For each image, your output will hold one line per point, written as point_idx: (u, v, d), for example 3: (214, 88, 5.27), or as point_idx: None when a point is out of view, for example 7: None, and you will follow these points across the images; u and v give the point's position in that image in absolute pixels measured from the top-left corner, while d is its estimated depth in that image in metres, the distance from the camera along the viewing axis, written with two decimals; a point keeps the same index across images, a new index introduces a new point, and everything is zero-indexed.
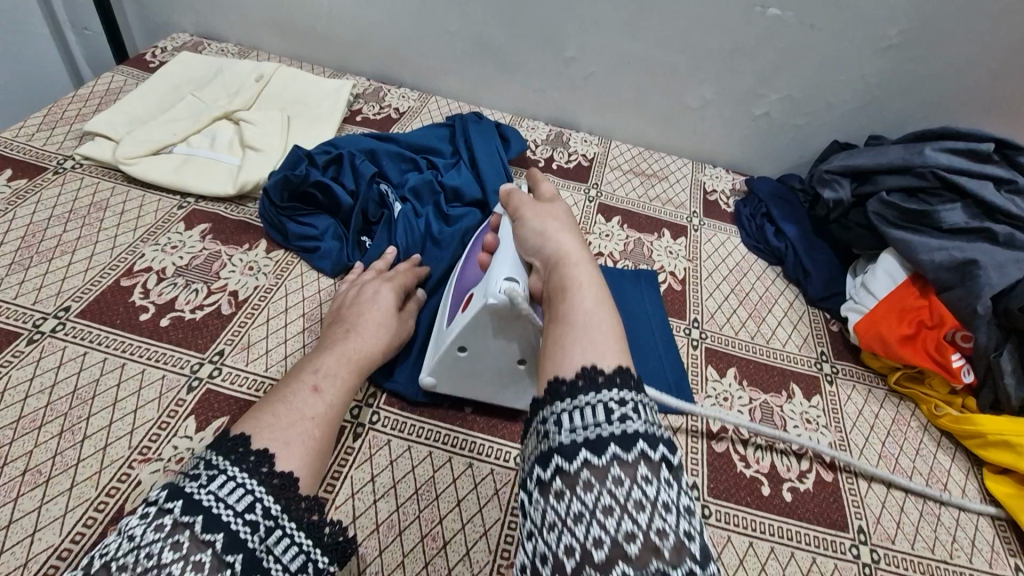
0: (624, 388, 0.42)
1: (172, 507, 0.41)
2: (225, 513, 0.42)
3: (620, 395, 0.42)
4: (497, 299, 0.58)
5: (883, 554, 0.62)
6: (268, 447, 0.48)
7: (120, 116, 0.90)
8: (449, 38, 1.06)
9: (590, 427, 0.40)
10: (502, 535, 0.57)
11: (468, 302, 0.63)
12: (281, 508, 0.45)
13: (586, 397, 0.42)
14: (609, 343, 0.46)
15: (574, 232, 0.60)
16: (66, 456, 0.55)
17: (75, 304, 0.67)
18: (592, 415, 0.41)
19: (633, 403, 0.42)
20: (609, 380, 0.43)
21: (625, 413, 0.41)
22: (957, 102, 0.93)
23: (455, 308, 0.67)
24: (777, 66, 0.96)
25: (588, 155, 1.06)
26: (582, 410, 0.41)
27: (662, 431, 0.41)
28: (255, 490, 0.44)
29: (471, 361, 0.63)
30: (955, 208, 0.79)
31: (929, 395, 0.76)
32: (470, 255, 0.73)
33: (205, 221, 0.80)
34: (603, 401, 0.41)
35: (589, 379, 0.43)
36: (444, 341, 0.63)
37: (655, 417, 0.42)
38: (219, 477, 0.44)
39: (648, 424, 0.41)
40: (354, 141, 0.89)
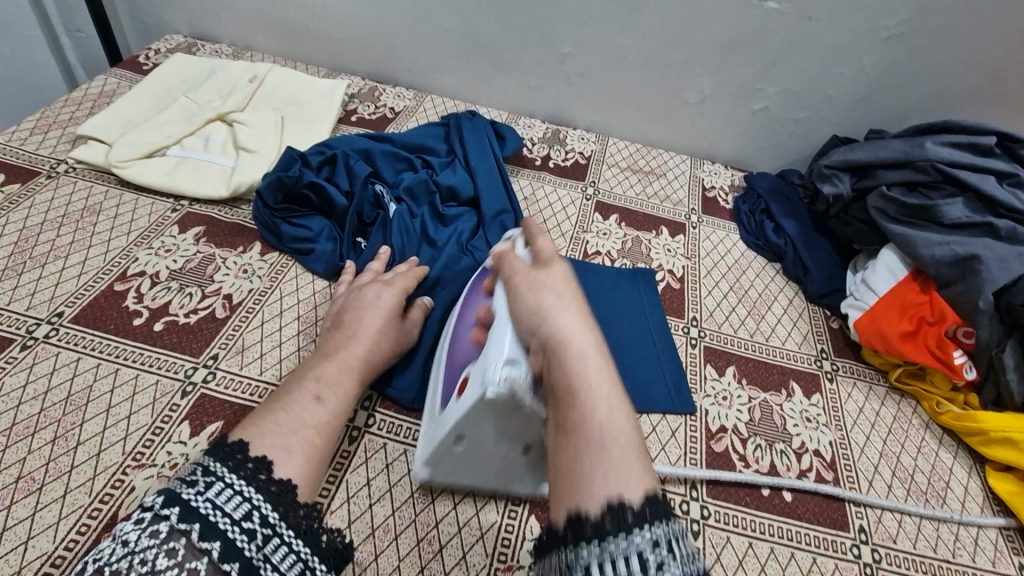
0: (658, 525, 0.38)
1: (169, 514, 0.40)
2: (223, 521, 0.41)
3: (654, 535, 0.37)
4: (496, 391, 0.51)
5: (884, 553, 0.61)
6: (266, 454, 0.47)
7: (113, 119, 0.89)
8: (444, 35, 1.05)
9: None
10: (497, 540, 0.56)
11: (465, 385, 0.56)
12: (279, 516, 0.44)
13: (618, 545, 0.37)
14: (633, 465, 0.41)
15: (575, 301, 0.51)
16: (60, 463, 0.55)
17: (68, 310, 0.67)
18: (625, 567, 0.36)
19: (666, 543, 0.37)
20: (638, 519, 0.38)
21: (660, 559, 0.37)
22: (958, 95, 0.92)
23: (451, 386, 0.60)
24: (776, 59, 0.94)
25: (585, 153, 1.05)
26: (614, 559, 0.37)
27: (699, 563, 0.38)
28: (253, 498, 0.44)
29: (470, 451, 0.57)
30: (957, 202, 0.78)
31: (931, 392, 0.75)
32: (462, 318, 0.65)
33: (199, 224, 0.79)
34: (636, 549, 0.37)
35: (617, 517, 0.38)
36: (441, 429, 0.57)
37: (689, 549, 0.38)
38: (216, 485, 0.43)
39: (684, 563, 0.37)
40: (348, 141, 0.88)
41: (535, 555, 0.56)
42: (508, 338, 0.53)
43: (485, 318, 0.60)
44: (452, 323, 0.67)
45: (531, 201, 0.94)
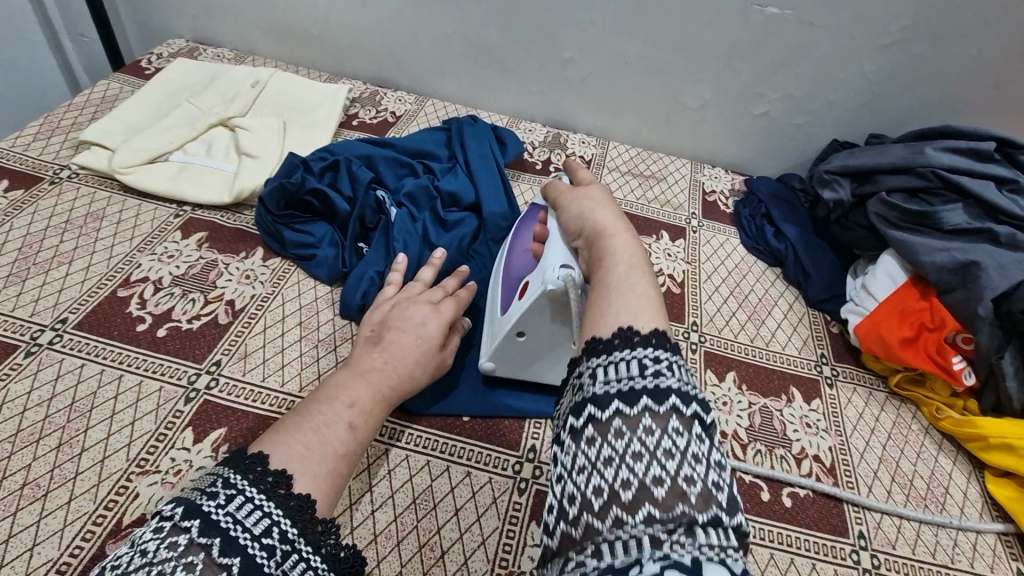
0: (659, 347, 0.41)
1: (189, 527, 0.40)
2: (242, 536, 0.41)
3: (654, 352, 0.41)
4: (555, 286, 0.59)
5: (884, 559, 0.61)
6: (286, 468, 0.46)
7: (115, 124, 0.90)
8: (445, 40, 1.06)
9: (624, 381, 0.39)
10: (499, 545, 0.57)
11: (525, 288, 0.64)
12: (298, 532, 0.43)
13: (622, 353, 0.41)
14: (648, 306, 0.44)
15: (615, 209, 0.58)
16: (64, 469, 0.55)
17: (71, 316, 0.67)
18: (627, 370, 0.40)
19: (668, 362, 0.40)
20: (644, 339, 0.41)
21: (659, 369, 0.40)
22: (958, 100, 0.92)
23: (508, 295, 0.68)
24: (776, 64, 0.95)
25: (586, 157, 1.06)
26: (617, 365, 0.40)
27: (698, 388, 0.41)
28: (272, 513, 0.43)
29: (528, 343, 0.65)
30: (957, 208, 0.79)
31: (930, 397, 0.75)
32: (517, 243, 0.73)
33: (202, 229, 0.80)
34: (637, 358, 0.40)
35: (625, 337, 0.42)
36: (501, 328, 0.65)
37: (691, 378, 0.41)
38: (237, 498, 0.43)
39: (683, 381, 0.40)
40: (350, 147, 0.89)
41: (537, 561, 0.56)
42: (566, 245, 0.61)
43: (540, 235, 0.68)
44: (506, 249, 0.75)
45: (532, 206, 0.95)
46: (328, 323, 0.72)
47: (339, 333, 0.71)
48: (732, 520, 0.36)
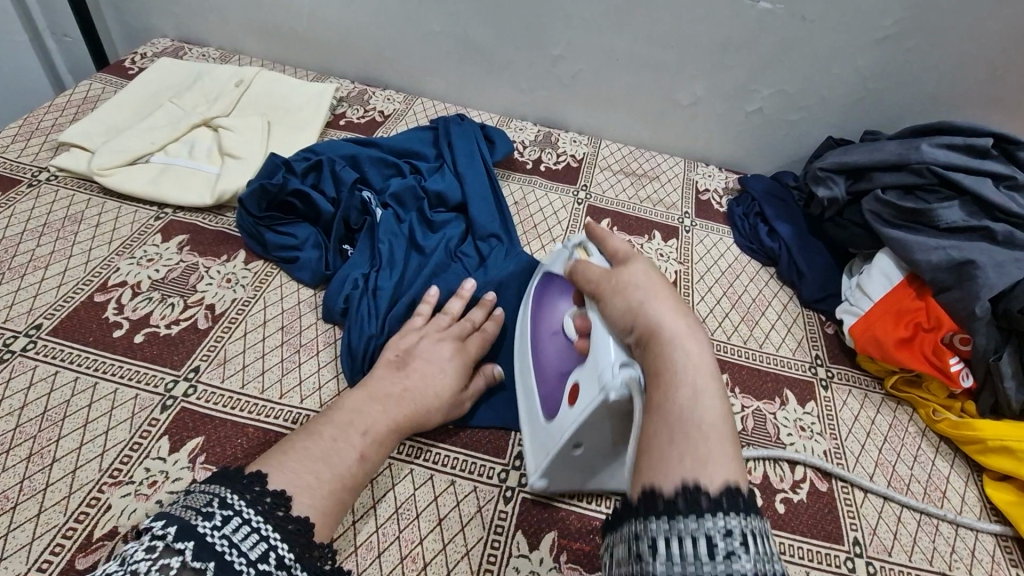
0: (732, 515, 0.35)
1: (183, 549, 0.38)
2: (238, 561, 0.39)
3: (726, 524, 0.35)
4: (618, 394, 0.48)
5: (879, 566, 0.60)
6: (285, 488, 0.46)
7: (96, 125, 0.88)
8: (434, 38, 1.04)
9: (685, 561, 0.34)
10: (483, 555, 0.55)
11: (575, 393, 0.55)
12: (294, 557, 0.42)
13: (687, 523, 0.35)
14: (723, 453, 0.38)
15: (669, 292, 0.49)
16: (34, 481, 0.54)
17: (46, 322, 0.66)
18: (688, 548, 0.34)
19: (736, 536, 0.35)
20: (715, 502, 0.35)
21: (731, 549, 0.34)
22: (955, 96, 0.91)
23: (555, 397, 0.60)
24: (769, 60, 0.93)
25: (577, 156, 1.04)
26: (681, 537, 0.35)
27: (776, 562, 0.35)
28: (270, 537, 0.42)
29: (587, 454, 0.56)
30: (953, 206, 0.77)
31: (926, 399, 0.73)
32: (541, 322, 0.66)
33: (183, 232, 0.78)
34: (705, 532, 0.35)
35: (690, 500, 0.36)
36: (553, 440, 0.56)
37: (768, 548, 0.35)
38: (233, 520, 0.41)
39: (757, 558, 0.34)
40: (334, 146, 0.87)
41: (522, 572, 0.54)
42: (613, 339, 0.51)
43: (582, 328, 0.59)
44: (533, 331, 0.67)
45: (522, 206, 0.93)
46: (311, 328, 0.70)
47: (322, 338, 0.70)
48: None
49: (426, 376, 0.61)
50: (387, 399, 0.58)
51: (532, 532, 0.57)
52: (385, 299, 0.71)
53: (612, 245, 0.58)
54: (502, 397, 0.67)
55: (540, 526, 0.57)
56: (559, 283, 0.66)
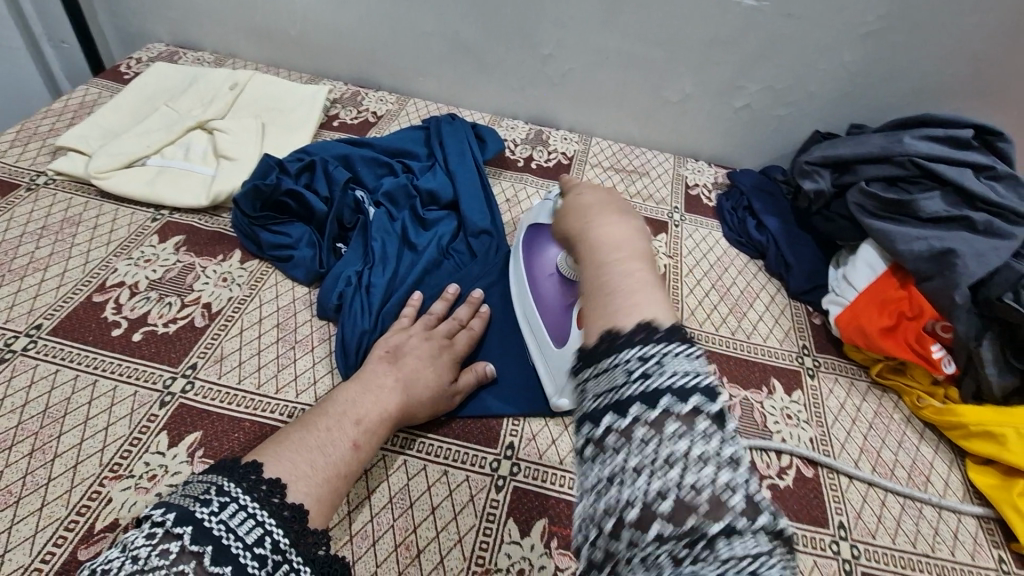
0: (649, 342, 0.35)
1: (181, 534, 0.39)
2: (235, 546, 0.41)
3: (642, 349, 0.35)
4: None
5: (863, 549, 0.61)
6: (279, 476, 0.48)
7: (93, 129, 0.89)
8: (425, 39, 1.05)
9: (610, 392, 0.34)
10: (476, 542, 0.56)
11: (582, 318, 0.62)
12: (289, 542, 0.44)
13: (608, 359, 0.35)
14: (653, 299, 0.37)
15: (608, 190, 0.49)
16: (37, 476, 0.55)
17: (46, 322, 0.67)
18: (612, 379, 0.34)
19: (658, 356, 0.34)
20: (630, 335, 0.35)
21: (650, 370, 0.34)
22: (938, 89, 0.92)
23: (560, 325, 0.67)
24: (756, 56, 0.94)
25: (568, 153, 1.06)
26: (603, 375, 0.35)
27: (708, 376, 0.34)
28: (265, 523, 0.43)
29: None
30: (935, 196, 0.78)
31: (911, 386, 0.75)
32: (532, 267, 0.72)
33: (179, 233, 0.80)
34: (624, 362, 0.34)
35: (608, 343, 0.36)
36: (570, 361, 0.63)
37: (698, 364, 0.35)
38: (230, 506, 0.43)
39: (684, 373, 0.34)
40: (328, 147, 0.89)
41: (513, 557, 0.56)
42: None
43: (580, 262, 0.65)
44: (528, 273, 0.72)
45: (513, 203, 0.94)
46: (306, 324, 0.72)
47: (317, 334, 0.71)
48: (754, 520, 0.31)
49: (418, 369, 0.63)
50: (380, 392, 0.60)
51: (523, 520, 0.58)
52: (378, 296, 0.72)
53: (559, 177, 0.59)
54: (493, 390, 0.68)
55: (532, 514, 0.59)
56: (547, 231, 0.72)
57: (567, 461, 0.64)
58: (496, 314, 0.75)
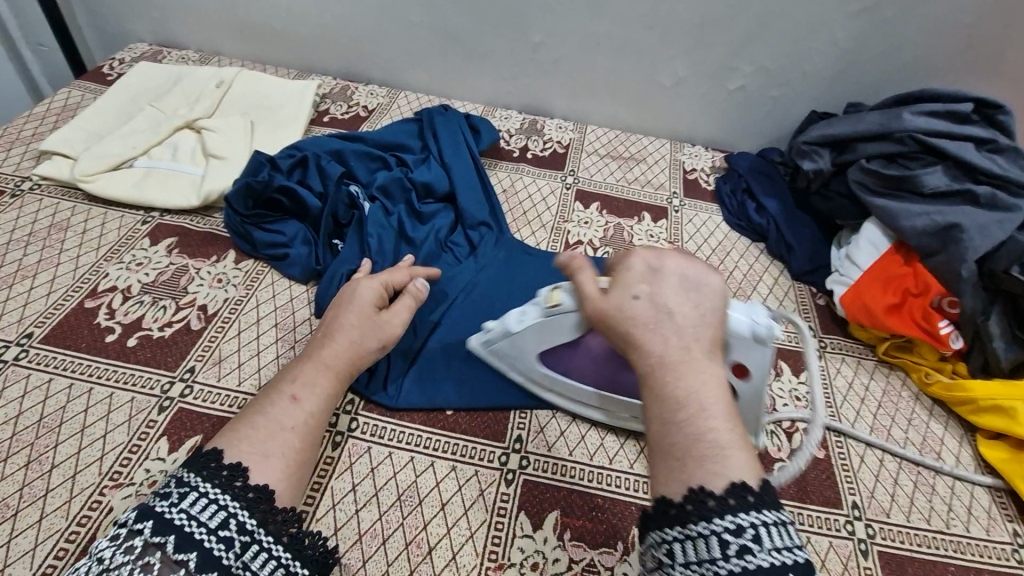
0: (740, 510, 0.40)
1: (142, 529, 0.40)
2: (198, 531, 0.41)
3: (733, 519, 0.39)
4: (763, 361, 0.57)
5: (878, 528, 0.61)
6: (241, 460, 0.47)
7: (76, 132, 0.87)
8: (414, 30, 1.03)
9: (705, 563, 0.39)
10: (488, 537, 0.55)
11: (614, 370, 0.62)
12: (257, 522, 0.43)
13: (699, 527, 0.40)
14: (741, 458, 0.42)
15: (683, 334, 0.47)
16: (34, 487, 0.53)
17: (37, 330, 0.65)
18: (708, 548, 0.39)
19: (751, 530, 0.39)
20: (722, 505, 0.40)
21: (743, 544, 0.39)
22: (934, 63, 0.91)
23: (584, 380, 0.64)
24: (748, 37, 0.93)
25: (564, 142, 1.04)
26: (693, 540, 0.40)
27: (799, 552, 0.39)
28: (228, 506, 0.43)
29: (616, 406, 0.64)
30: (936, 171, 0.77)
31: (918, 363, 0.74)
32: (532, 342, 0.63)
33: (171, 235, 0.78)
34: (716, 532, 0.39)
35: (698, 504, 0.40)
36: (596, 406, 0.65)
37: (789, 538, 0.39)
38: (191, 495, 0.43)
39: (776, 550, 0.39)
40: (318, 142, 0.87)
41: (527, 551, 0.55)
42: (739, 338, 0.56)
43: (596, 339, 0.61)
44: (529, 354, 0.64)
45: (510, 194, 0.93)
46: (305, 323, 0.70)
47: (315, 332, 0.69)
48: None
49: None
50: None
51: (534, 512, 0.57)
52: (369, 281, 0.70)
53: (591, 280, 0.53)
54: (497, 380, 0.67)
55: (543, 506, 0.58)
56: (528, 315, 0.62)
57: (577, 453, 0.63)
58: (497, 305, 0.74)
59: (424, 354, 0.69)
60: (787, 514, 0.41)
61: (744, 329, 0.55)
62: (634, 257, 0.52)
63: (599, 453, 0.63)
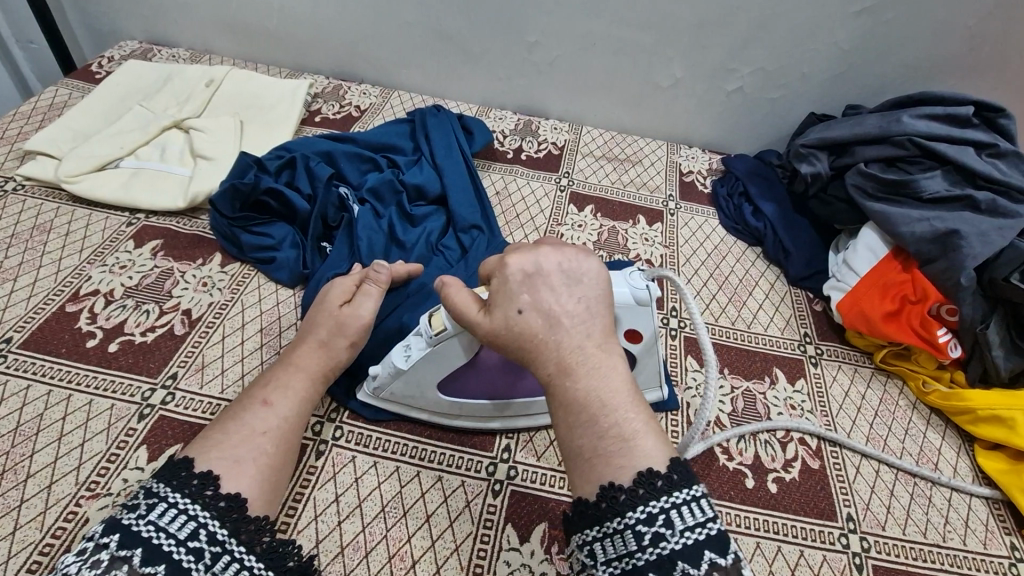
0: (650, 498, 0.40)
1: (108, 543, 0.39)
2: (167, 543, 0.39)
3: (646, 510, 0.40)
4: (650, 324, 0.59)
5: (873, 541, 0.60)
6: (212, 468, 0.45)
7: (63, 132, 0.86)
8: (408, 29, 1.02)
9: (625, 557, 0.40)
10: (473, 549, 0.54)
11: (509, 379, 0.60)
12: (228, 532, 0.42)
13: (614, 524, 0.40)
14: (648, 441, 0.43)
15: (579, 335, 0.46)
16: (8, 498, 0.52)
17: (17, 335, 0.64)
18: (625, 542, 0.40)
19: (663, 517, 0.40)
20: (632, 497, 0.41)
21: (658, 531, 0.40)
22: (935, 65, 0.90)
23: (481, 395, 0.61)
24: (746, 38, 0.92)
25: (559, 143, 1.03)
26: (611, 537, 0.40)
27: (711, 525, 0.40)
28: (198, 516, 0.42)
29: (517, 411, 0.62)
30: (935, 175, 0.76)
31: (916, 371, 0.73)
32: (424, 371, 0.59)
33: (156, 237, 0.77)
34: (630, 527, 0.40)
35: (610, 502, 0.41)
36: (498, 415, 0.62)
37: (701, 513, 0.40)
38: (159, 506, 0.41)
39: (688, 530, 0.40)
40: (308, 143, 0.85)
41: (513, 565, 0.53)
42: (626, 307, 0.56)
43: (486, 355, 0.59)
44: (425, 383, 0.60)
45: (503, 196, 0.92)
46: (290, 328, 0.69)
47: None
48: None
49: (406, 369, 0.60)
50: None
51: (521, 524, 0.56)
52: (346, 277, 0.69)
53: (471, 298, 0.50)
54: None
55: (531, 518, 0.57)
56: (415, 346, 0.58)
57: None
58: None
59: None
60: (697, 488, 0.42)
61: (626, 294, 0.56)
62: (506, 261, 0.48)
63: None
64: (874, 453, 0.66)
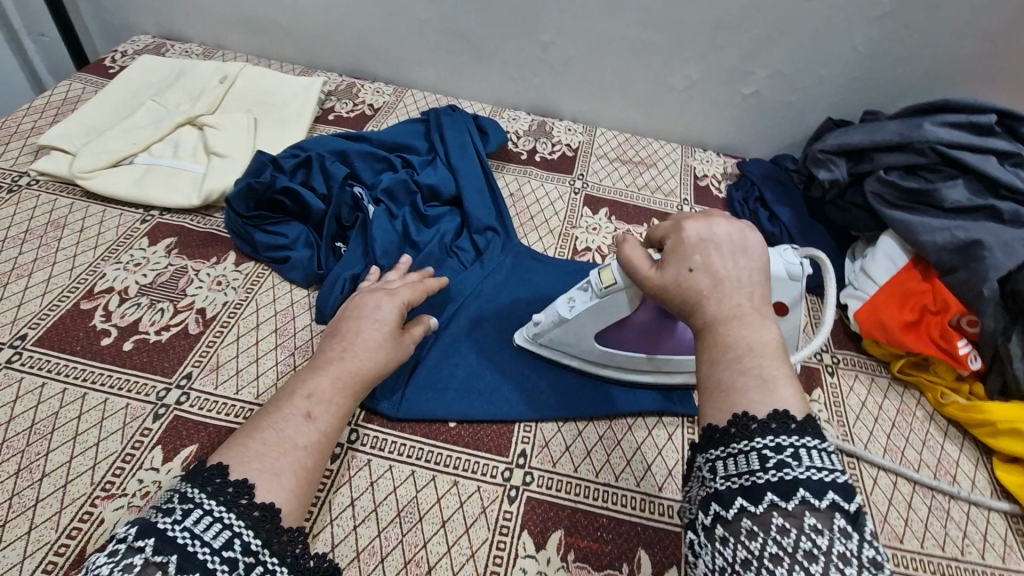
0: (781, 432, 0.39)
1: (143, 546, 0.37)
2: (201, 551, 0.38)
3: (774, 440, 0.38)
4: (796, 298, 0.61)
5: (892, 555, 0.59)
6: (247, 477, 0.45)
7: (76, 127, 0.85)
8: (422, 27, 1.01)
9: (745, 475, 0.38)
10: (489, 556, 0.54)
11: (666, 335, 0.64)
12: (261, 543, 0.41)
13: (739, 444, 0.39)
14: (787, 389, 0.41)
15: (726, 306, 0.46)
16: (24, 497, 0.52)
17: (31, 332, 0.64)
18: (747, 464, 0.38)
19: (793, 448, 0.38)
20: (763, 426, 0.39)
21: (782, 459, 0.38)
22: (956, 72, 0.89)
23: (639, 349, 0.66)
24: (764, 40, 0.91)
25: (573, 145, 1.02)
26: (733, 456, 0.39)
27: (842, 475, 0.38)
28: (233, 525, 0.41)
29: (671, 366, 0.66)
30: (957, 184, 0.76)
31: (935, 381, 0.72)
32: (585, 324, 0.64)
33: (170, 234, 0.76)
34: (755, 448, 0.38)
35: (740, 425, 0.40)
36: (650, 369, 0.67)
37: (829, 461, 0.38)
38: (194, 513, 0.40)
39: (815, 469, 0.37)
40: (323, 142, 0.85)
41: (529, 573, 0.53)
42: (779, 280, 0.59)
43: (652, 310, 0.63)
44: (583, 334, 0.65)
45: (518, 197, 0.91)
46: (305, 329, 0.68)
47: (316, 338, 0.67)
48: None
49: None
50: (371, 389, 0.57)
51: (538, 532, 0.56)
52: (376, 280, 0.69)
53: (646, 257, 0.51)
54: (507, 384, 0.66)
55: (546, 525, 0.56)
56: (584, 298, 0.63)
57: (582, 470, 0.61)
58: (502, 313, 0.73)
59: (425, 362, 0.67)
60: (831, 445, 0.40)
61: (781, 268, 0.59)
62: (681, 226, 0.50)
63: (604, 470, 0.61)
64: (890, 466, 0.65)
